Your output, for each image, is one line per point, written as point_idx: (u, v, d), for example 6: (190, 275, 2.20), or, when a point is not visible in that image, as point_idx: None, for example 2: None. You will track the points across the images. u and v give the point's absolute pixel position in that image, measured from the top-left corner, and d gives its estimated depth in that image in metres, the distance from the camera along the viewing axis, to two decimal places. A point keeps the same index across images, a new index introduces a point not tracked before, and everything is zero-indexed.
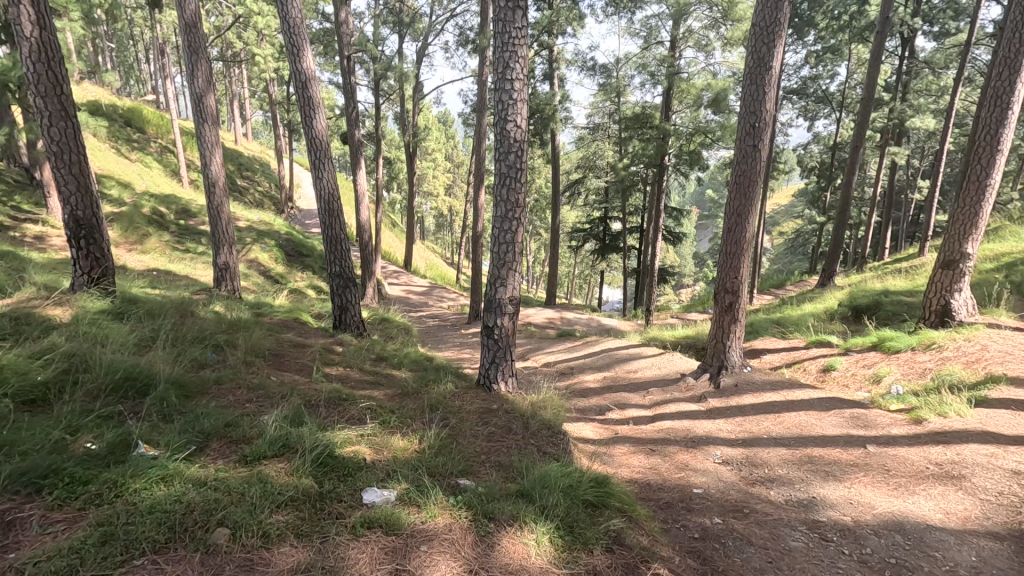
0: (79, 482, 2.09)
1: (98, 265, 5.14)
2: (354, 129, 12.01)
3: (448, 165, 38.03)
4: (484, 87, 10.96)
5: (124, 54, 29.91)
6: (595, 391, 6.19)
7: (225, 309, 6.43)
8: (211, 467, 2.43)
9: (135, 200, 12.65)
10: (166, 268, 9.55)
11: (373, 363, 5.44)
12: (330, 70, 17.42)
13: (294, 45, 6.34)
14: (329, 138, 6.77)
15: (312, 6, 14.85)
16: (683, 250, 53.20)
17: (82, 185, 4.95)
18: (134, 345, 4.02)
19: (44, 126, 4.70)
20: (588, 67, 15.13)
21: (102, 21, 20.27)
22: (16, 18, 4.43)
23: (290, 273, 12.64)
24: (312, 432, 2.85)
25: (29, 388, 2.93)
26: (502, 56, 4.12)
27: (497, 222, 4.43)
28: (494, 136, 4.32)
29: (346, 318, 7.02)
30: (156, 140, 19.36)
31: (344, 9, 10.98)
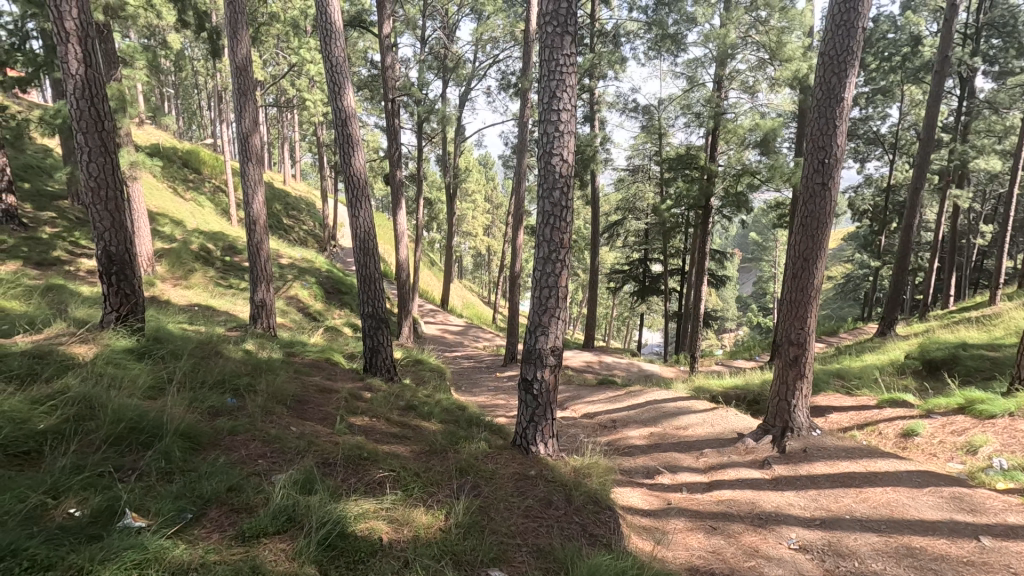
0: (38, 568, 1.82)
1: (127, 302, 5.02)
2: (395, 169, 11.99)
3: (486, 207, 38.39)
4: (525, 127, 10.80)
5: (187, 101, 31.79)
6: (641, 450, 5.59)
7: (255, 348, 6.23)
8: (200, 547, 2.13)
9: (185, 237, 12.96)
10: (207, 303, 9.58)
11: (401, 413, 5.05)
12: (375, 113, 17.83)
13: (336, 84, 6.29)
14: (368, 177, 6.61)
15: (359, 54, 15.34)
16: (725, 294, 51.62)
17: (116, 221, 4.87)
18: (148, 388, 3.78)
19: (84, 162, 4.69)
20: (629, 109, 14.93)
21: (168, 69, 21.55)
22: (63, 56, 4.49)
23: (328, 310, 12.58)
24: (322, 502, 2.51)
25: (23, 439, 2.68)
26: (549, 86, 3.87)
27: (539, 264, 4.08)
28: (538, 172, 4.03)
29: (376, 361, 6.74)
30: (210, 181, 20.14)
31: (389, 54, 11.14)
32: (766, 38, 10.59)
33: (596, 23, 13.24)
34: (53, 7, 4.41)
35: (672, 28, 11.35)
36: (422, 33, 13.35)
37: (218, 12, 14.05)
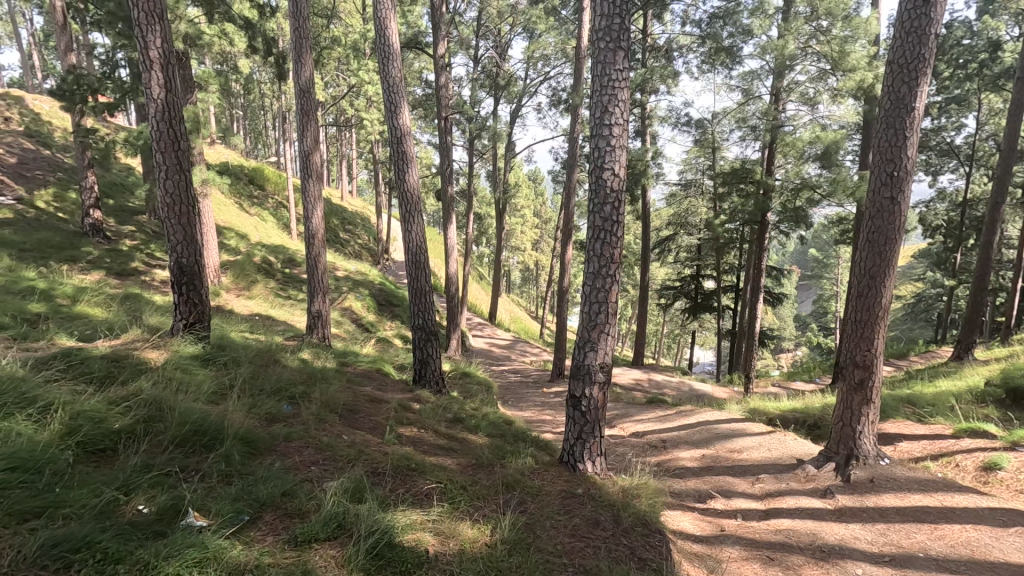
0: (109, 560, 1.96)
1: (195, 311, 5.32)
2: (446, 185, 12.22)
3: (536, 221, 38.53)
4: (576, 143, 10.79)
5: (254, 122, 33.68)
6: (692, 472, 5.40)
7: (311, 357, 6.45)
8: (255, 548, 2.21)
9: (249, 250, 13.64)
10: (268, 313, 10.03)
11: (449, 425, 5.08)
12: (429, 131, 18.29)
13: (392, 103, 6.51)
14: (420, 192, 6.77)
15: (415, 74, 15.82)
16: (783, 313, 49.49)
17: (188, 234, 5.19)
18: (212, 393, 3.98)
19: (161, 179, 5.04)
20: (681, 123, 14.70)
21: (238, 92, 22.88)
22: (147, 82, 4.87)
23: (380, 322, 12.88)
24: (372, 511, 2.56)
25: (100, 437, 2.87)
26: (600, 101, 3.87)
27: (589, 279, 4.05)
28: (589, 187, 4.01)
29: (425, 372, 6.84)
30: (274, 197, 21.17)
31: (443, 73, 11.41)
32: (827, 47, 10.23)
33: (648, 38, 13.15)
34: (140, 38, 4.81)
35: (726, 41, 11.13)
36: (475, 52, 13.63)
37: (284, 38, 14.85)
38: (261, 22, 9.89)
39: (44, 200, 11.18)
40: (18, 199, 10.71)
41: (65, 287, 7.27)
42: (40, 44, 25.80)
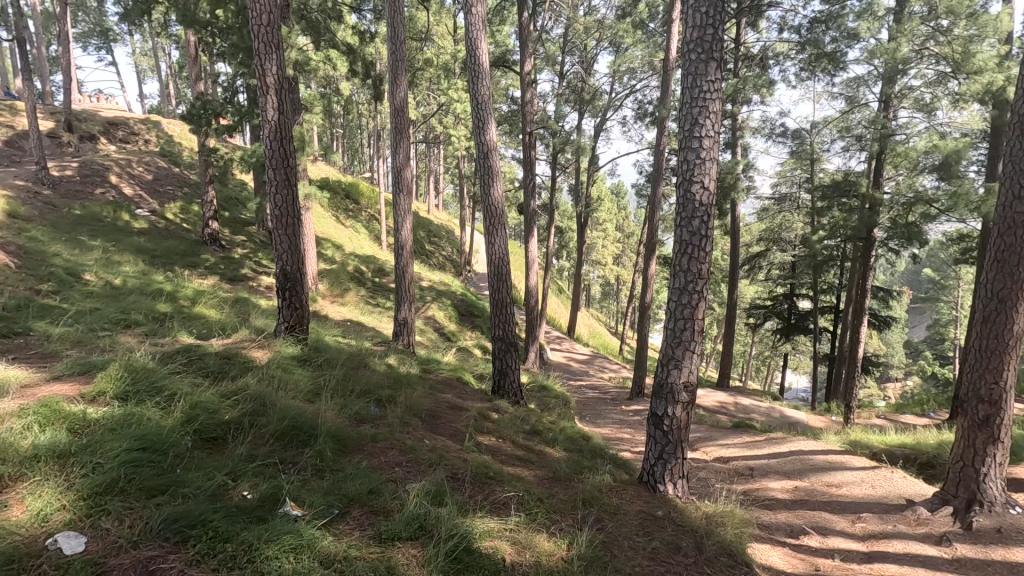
0: (219, 539, 2.18)
1: (296, 315, 5.75)
2: (529, 199, 12.33)
3: (617, 235, 38.01)
4: (661, 155, 10.55)
5: (351, 140, 35.96)
6: (784, 504, 5.04)
7: (396, 362, 6.74)
8: (344, 540, 2.35)
9: (343, 259, 14.54)
10: (358, 319, 10.61)
11: (527, 437, 5.10)
12: (513, 145, 18.63)
13: (480, 119, 6.70)
14: (505, 206, 6.90)
15: (502, 91, 16.23)
16: (890, 337, 45.14)
17: (293, 244, 5.62)
18: (307, 392, 4.25)
19: (272, 194, 5.51)
20: (776, 133, 13.96)
21: (340, 113, 24.59)
22: (263, 105, 5.36)
23: (461, 331, 13.21)
24: (451, 515, 2.63)
25: (213, 427, 3.16)
26: (691, 113, 3.78)
27: (675, 294, 3.94)
28: (677, 200, 3.92)
29: (504, 383, 6.93)
30: (367, 210, 22.43)
31: (530, 89, 11.61)
32: (948, 48, 9.35)
33: (741, 47, 12.68)
34: (259, 66, 5.32)
35: (829, 46, 10.48)
36: (561, 68, 13.76)
37: (382, 61, 15.79)
38: (362, 47, 10.56)
39: (173, 212, 12.58)
40: (153, 211, 12.13)
41: (186, 290, 8.12)
42: (176, 75, 29.20)
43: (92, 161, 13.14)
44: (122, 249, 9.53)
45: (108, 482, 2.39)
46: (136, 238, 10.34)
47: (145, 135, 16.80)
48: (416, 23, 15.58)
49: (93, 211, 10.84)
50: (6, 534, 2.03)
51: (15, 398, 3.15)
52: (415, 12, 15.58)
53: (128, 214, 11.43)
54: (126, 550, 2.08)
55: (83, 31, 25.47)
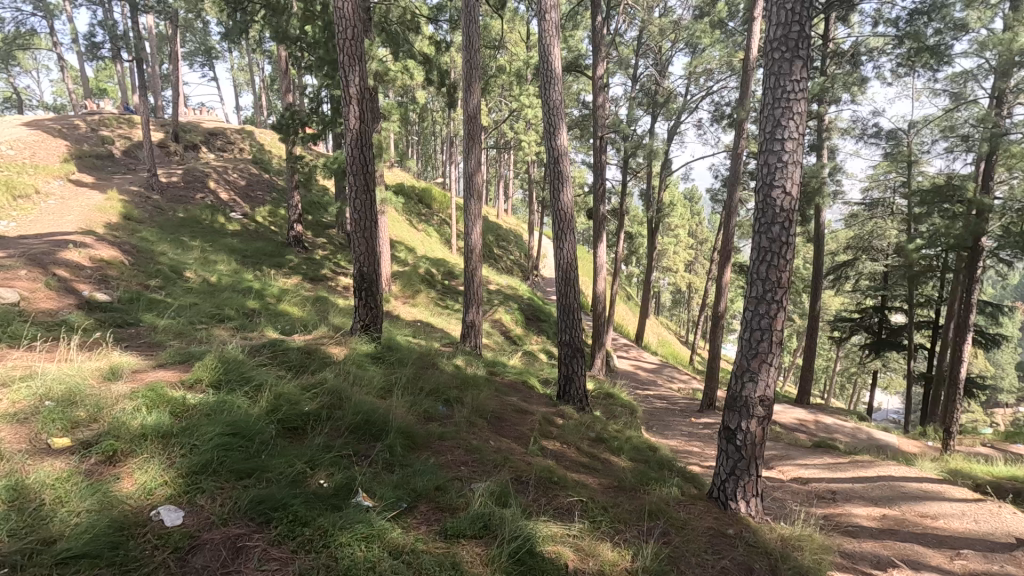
0: (298, 523, 2.32)
1: (370, 314, 6.01)
2: (599, 204, 12.20)
3: (690, 242, 36.80)
4: (739, 159, 10.12)
5: (425, 147, 37.08)
6: (870, 532, 4.67)
7: (463, 363, 6.88)
8: (411, 533, 2.44)
9: (415, 262, 15.02)
10: (428, 320, 10.92)
11: (592, 444, 5.05)
12: (584, 150, 18.51)
13: (551, 124, 6.71)
14: (574, 212, 6.87)
15: (573, 95, 16.19)
16: (999, 358, 40.77)
17: (369, 247, 5.87)
18: (380, 389, 4.42)
19: (352, 199, 5.80)
20: (868, 134, 13.03)
21: (415, 120, 25.46)
22: (346, 115, 5.66)
23: (527, 335, 13.28)
24: (515, 516, 2.66)
25: (294, 417, 3.36)
26: (773, 114, 3.62)
27: (751, 303, 3.78)
28: (755, 205, 3.76)
29: (570, 389, 6.90)
30: (438, 214, 23.05)
31: (601, 94, 11.51)
32: None
33: (829, 43, 11.95)
34: (344, 77, 5.62)
35: (932, 40, 9.66)
36: (634, 71, 13.53)
37: (457, 69, 16.19)
38: (438, 56, 10.88)
39: (262, 216, 13.50)
40: (245, 214, 13.08)
41: (272, 288, 8.68)
42: (268, 88, 31.36)
43: (195, 168, 14.35)
44: (218, 249, 10.34)
45: (202, 462, 2.61)
46: (229, 239, 11.19)
47: (240, 144, 18.16)
48: (490, 31, 15.86)
49: (194, 214, 11.83)
50: (118, 504, 2.26)
51: (127, 382, 3.51)
52: (490, 20, 15.87)
53: (223, 217, 12.40)
54: (217, 526, 2.26)
55: (191, 49, 27.89)
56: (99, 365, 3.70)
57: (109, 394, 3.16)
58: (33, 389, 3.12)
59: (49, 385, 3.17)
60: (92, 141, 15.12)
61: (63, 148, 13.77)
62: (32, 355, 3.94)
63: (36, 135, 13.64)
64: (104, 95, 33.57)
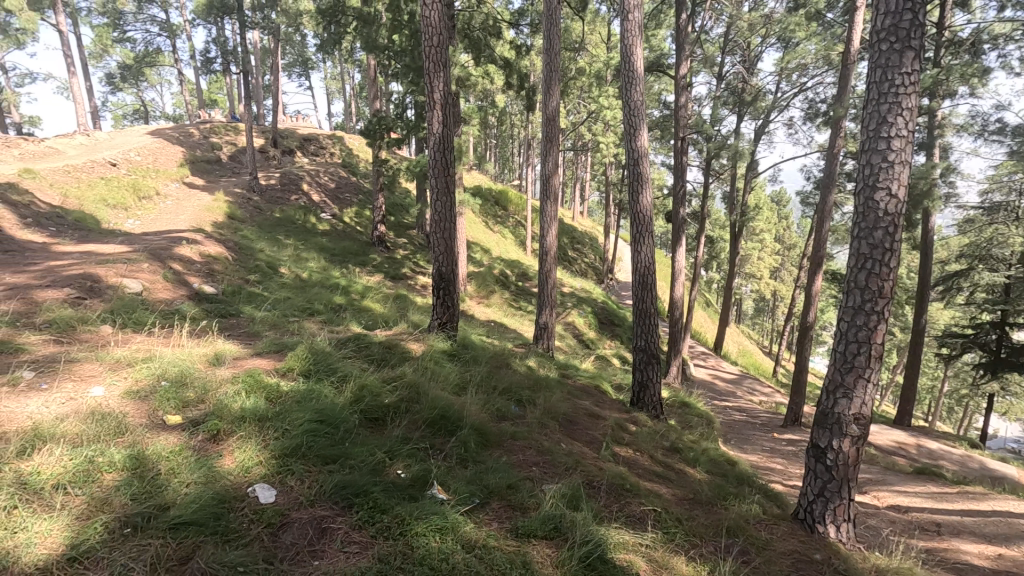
0: (377, 510, 2.43)
1: (447, 313, 6.19)
2: (678, 207, 11.82)
3: (777, 247, 34.80)
4: (835, 159, 9.45)
5: (503, 150, 37.56)
6: (982, 572, 4.20)
7: (536, 365, 6.91)
8: (484, 528, 2.48)
9: (490, 263, 15.25)
10: (501, 321, 11.07)
11: (666, 454, 4.90)
12: (664, 151, 18.00)
13: (632, 125, 6.59)
14: (653, 214, 6.69)
15: (655, 96, 15.80)
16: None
17: (448, 247, 6.03)
18: (455, 385, 4.54)
19: (434, 200, 5.99)
20: (989, 131, 11.72)
21: (494, 124, 25.88)
22: (430, 120, 5.86)
23: (600, 339, 13.10)
24: (587, 520, 2.64)
25: (375, 408, 3.51)
26: (877, 110, 3.36)
27: (847, 314, 3.52)
28: (855, 208, 3.50)
29: (644, 396, 6.74)
30: (514, 216, 23.29)
31: (684, 93, 11.15)
32: None
33: (945, 31, 10.87)
34: (429, 83, 5.82)
35: None
36: (720, 69, 12.99)
37: (536, 73, 16.28)
38: (519, 60, 10.99)
39: (349, 217, 14.25)
40: (333, 215, 13.87)
41: (357, 285, 9.14)
42: (357, 95, 33.05)
43: (290, 172, 15.38)
44: (309, 248, 11.03)
45: (294, 446, 2.80)
46: (319, 238, 11.89)
47: (331, 149, 19.27)
48: (571, 34, 15.82)
49: (289, 215, 12.70)
50: (221, 478, 2.48)
51: (230, 367, 3.84)
52: (571, 22, 15.82)
53: (314, 217, 13.20)
54: (305, 506, 2.42)
55: (290, 61, 29.93)
56: (206, 351, 4.07)
57: (215, 378, 3.47)
58: (152, 370, 3.49)
59: (165, 367, 3.54)
60: (204, 147, 16.60)
61: (179, 155, 15.04)
62: (152, 339, 4.41)
63: (158, 143, 15.15)
64: (215, 105, 36.78)
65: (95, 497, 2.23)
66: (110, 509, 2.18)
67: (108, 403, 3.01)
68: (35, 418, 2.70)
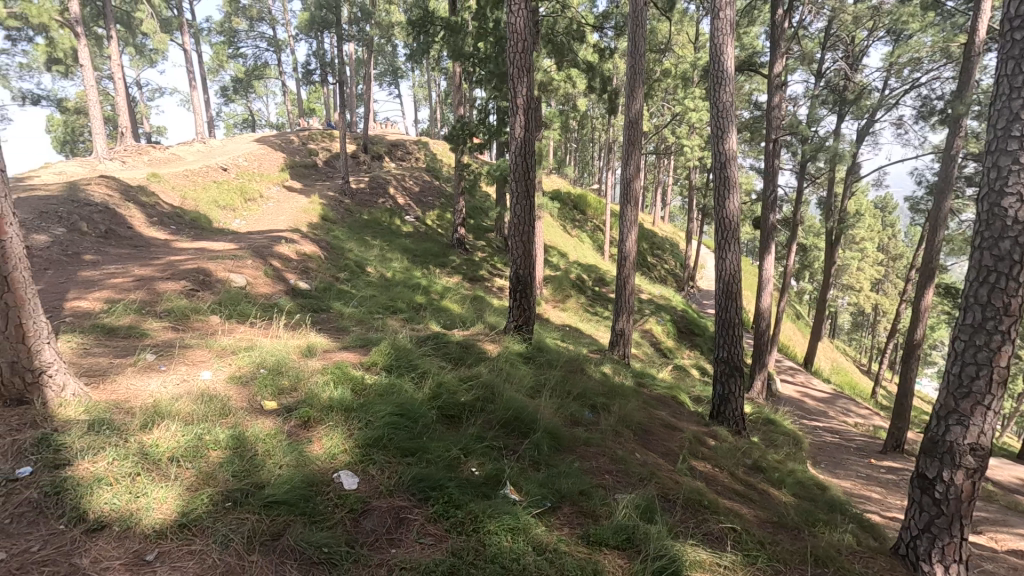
0: (452, 505, 2.49)
1: (523, 315, 6.24)
2: (768, 213, 11.19)
3: (880, 257, 32.03)
4: (952, 161, 8.56)
5: (584, 154, 37.32)
6: None
7: (611, 372, 6.80)
8: (555, 532, 2.48)
9: (567, 268, 15.20)
10: (576, 325, 10.99)
11: (748, 472, 4.65)
12: (753, 154, 17.13)
13: (720, 128, 6.32)
14: (740, 220, 6.38)
15: (745, 96, 15.09)
16: None
17: (525, 251, 6.08)
18: (529, 388, 4.56)
19: (514, 204, 6.07)
20: None
21: (575, 128, 25.80)
22: (512, 125, 5.93)
23: (679, 348, 12.68)
24: (661, 534, 2.57)
25: (451, 405, 3.60)
26: (1008, 106, 3.01)
27: (965, 333, 3.18)
28: (977, 216, 3.16)
29: (725, 410, 6.44)
30: (593, 220, 23.06)
31: (778, 93, 10.56)
32: None
33: None
34: (512, 89, 5.91)
35: None
36: (819, 66, 12.18)
37: (619, 75, 16.05)
38: (602, 63, 10.88)
39: (431, 219, 14.73)
40: (417, 218, 14.41)
41: (437, 286, 9.43)
42: (442, 102, 34.11)
43: (378, 176, 16.14)
44: (393, 249, 11.52)
45: (375, 437, 2.93)
46: (403, 240, 12.39)
47: (416, 154, 20.02)
48: (657, 35, 15.46)
49: (376, 217, 13.34)
50: (311, 463, 2.65)
51: (320, 359, 4.09)
52: (657, 23, 15.45)
53: (399, 220, 13.78)
54: (384, 495, 2.53)
55: (381, 71, 31.45)
56: (300, 343, 4.36)
57: (307, 368, 3.71)
58: (252, 358, 3.78)
59: (264, 356, 3.83)
60: (303, 153, 17.81)
61: (281, 160, 16.24)
62: (253, 330, 4.79)
63: (263, 149, 16.44)
64: (313, 113, 39.36)
65: (202, 471, 2.45)
66: (215, 483, 2.40)
67: (214, 386, 3.31)
68: (155, 396, 3.01)
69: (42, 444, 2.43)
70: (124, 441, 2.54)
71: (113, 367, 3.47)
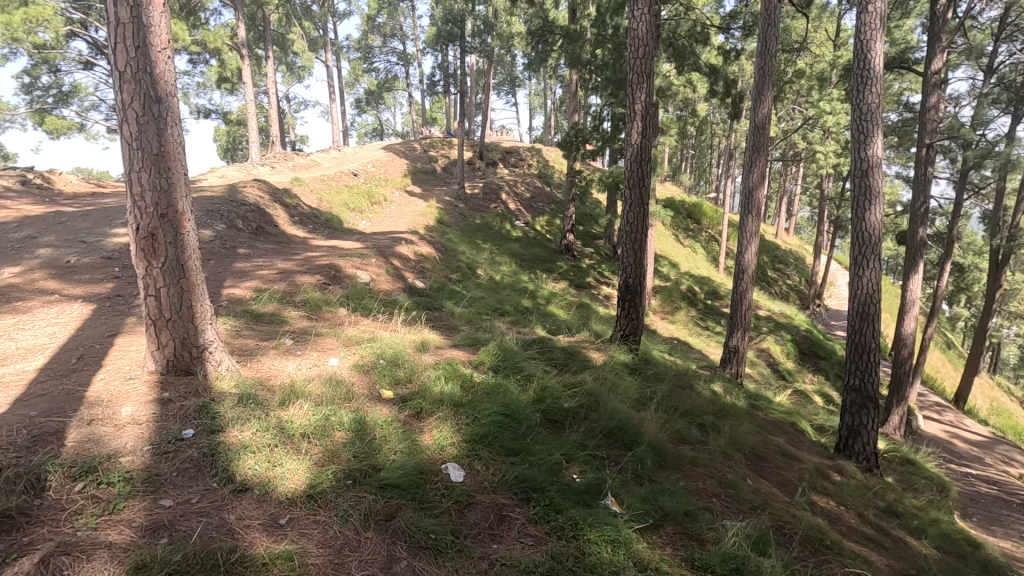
0: (552, 509, 2.51)
1: (631, 325, 6.11)
2: (916, 227, 9.94)
3: None
4: None
5: (701, 161, 35.71)
6: None
7: (723, 390, 6.44)
8: (657, 551, 2.41)
9: (678, 279, 14.63)
10: (685, 339, 10.55)
11: (878, 515, 4.17)
12: (900, 160, 15.32)
13: (863, 132, 5.72)
14: (883, 234, 5.74)
15: (893, 96, 13.57)
16: None
17: (637, 260, 5.94)
18: (634, 399, 4.45)
19: (626, 211, 5.96)
20: None
21: (693, 134, 24.79)
22: (629, 131, 5.85)
23: (800, 371, 11.68)
24: (774, 570, 2.39)
25: (555, 410, 3.62)
26: None
27: None
28: None
29: (854, 444, 5.82)
30: (708, 230, 21.99)
31: (935, 92, 9.38)
32: None
33: None
34: (631, 94, 5.82)
35: None
36: (989, 60, 10.64)
37: (745, 78, 15.18)
38: (727, 66, 10.35)
39: (540, 225, 14.92)
40: (527, 223, 14.67)
41: (543, 291, 9.53)
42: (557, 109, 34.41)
43: (492, 182, 16.65)
44: (503, 253, 11.83)
45: (482, 433, 3.03)
46: (512, 244, 12.67)
47: (529, 160, 20.37)
48: (790, 33, 14.42)
49: (488, 221, 13.78)
50: (422, 452, 2.80)
51: (432, 355, 4.31)
52: (792, 20, 14.40)
53: (509, 225, 14.12)
54: (488, 491, 2.60)
55: (500, 80, 32.43)
56: (415, 338, 4.63)
57: (420, 363, 3.93)
58: (373, 349, 4.08)
59: (384, 348, 4.11)
60: (424, 160, 18.88)
61: (404, 167, 17.36)
62: (374, 324, 5.16)
63: (389, 156, 17.68)
64: (434, 122, 41.55)
65: (329, 449, 2.69)
66: (339, 461, 2.62)
67: (341, 372, 3.63)
68: (293, 377, 3.37)
69: (203, 410, 2.81)
70: (266, 414, 2.86)
71: (259, 348, 3.92)
